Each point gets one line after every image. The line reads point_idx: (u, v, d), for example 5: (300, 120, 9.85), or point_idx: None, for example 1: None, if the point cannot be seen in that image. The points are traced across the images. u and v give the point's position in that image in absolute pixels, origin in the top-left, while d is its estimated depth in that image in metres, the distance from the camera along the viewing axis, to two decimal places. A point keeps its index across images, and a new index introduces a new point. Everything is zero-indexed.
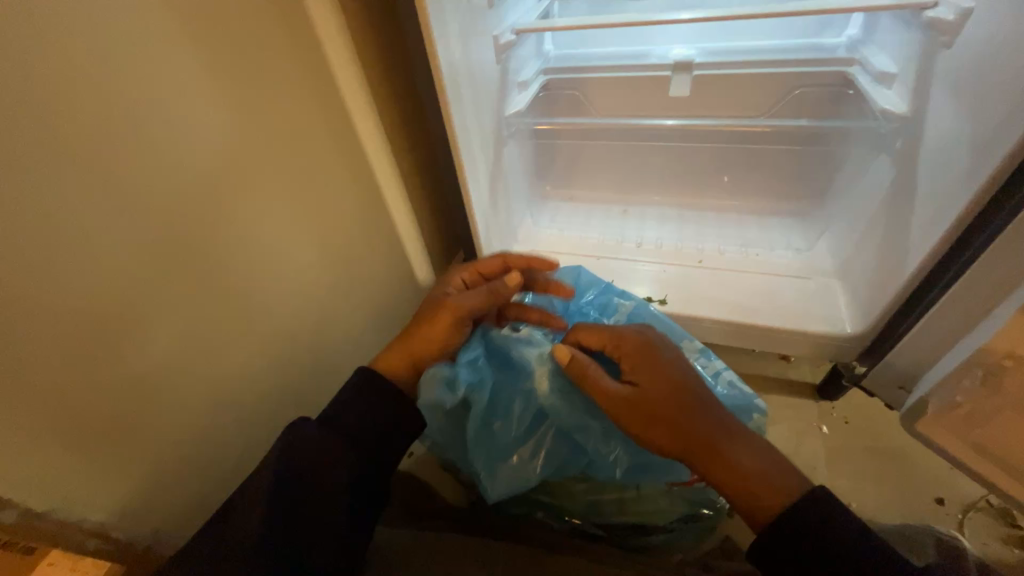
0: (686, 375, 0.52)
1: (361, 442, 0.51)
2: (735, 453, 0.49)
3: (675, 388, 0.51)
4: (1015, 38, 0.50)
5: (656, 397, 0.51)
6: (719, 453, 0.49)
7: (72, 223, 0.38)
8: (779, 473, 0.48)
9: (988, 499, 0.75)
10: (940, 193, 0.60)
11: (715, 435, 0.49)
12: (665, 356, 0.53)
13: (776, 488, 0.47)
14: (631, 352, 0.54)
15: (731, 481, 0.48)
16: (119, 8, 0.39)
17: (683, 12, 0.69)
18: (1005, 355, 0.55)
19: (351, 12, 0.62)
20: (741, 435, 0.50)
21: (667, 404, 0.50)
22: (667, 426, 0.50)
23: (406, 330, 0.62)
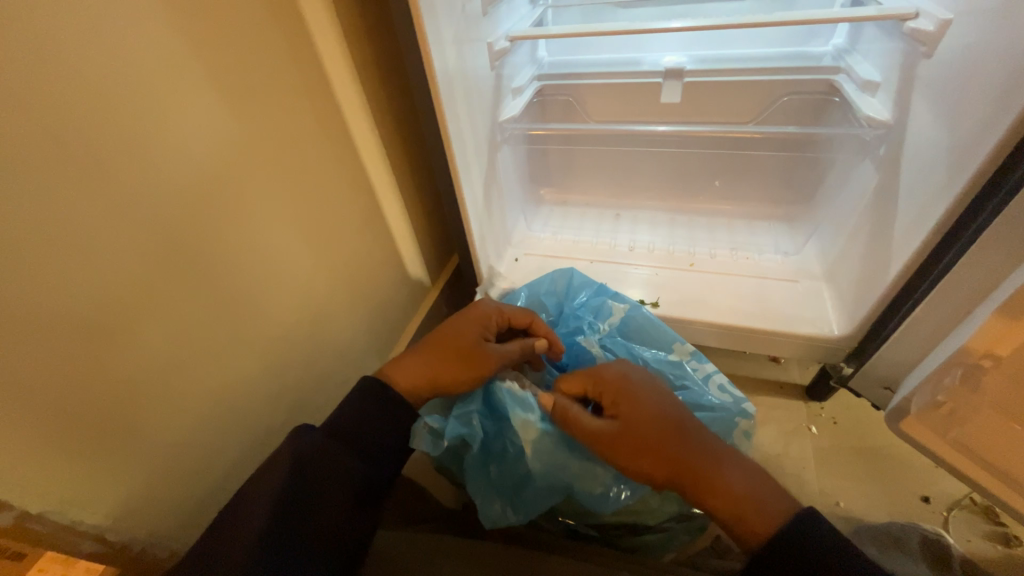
0: (665, 406, 0.53)
1: (363, 449, 0.52)
2: (719, 474, 0.49)
3: (653, 421, 0.52)
4: (990, 48, 0.51)
5: (636, 435, 0.51)
6: (704, 477, 0.49)
7: (70, 226, 0.39)
8: (763, 488, 0.48)
9: (971, 497, 0.77)
10: (922, 197, 0.61)
11: (698, 459, 0.50)
12: (642, 392, 0.54)
13: (760, 506, 0.46)
14: (611, 390, 0.55)
15: (717, 501, 0.48)
16: (120, 15, 0.40)
17: (673, 22, 0.71)
18: (983, 355, 0.56)
19: (348, 19, 0.63)
20: (725, 455, 0.50)
21: (647, 436, 0.51)
22: (650, 456, 0.50)
23: (429, 356, 0.60)
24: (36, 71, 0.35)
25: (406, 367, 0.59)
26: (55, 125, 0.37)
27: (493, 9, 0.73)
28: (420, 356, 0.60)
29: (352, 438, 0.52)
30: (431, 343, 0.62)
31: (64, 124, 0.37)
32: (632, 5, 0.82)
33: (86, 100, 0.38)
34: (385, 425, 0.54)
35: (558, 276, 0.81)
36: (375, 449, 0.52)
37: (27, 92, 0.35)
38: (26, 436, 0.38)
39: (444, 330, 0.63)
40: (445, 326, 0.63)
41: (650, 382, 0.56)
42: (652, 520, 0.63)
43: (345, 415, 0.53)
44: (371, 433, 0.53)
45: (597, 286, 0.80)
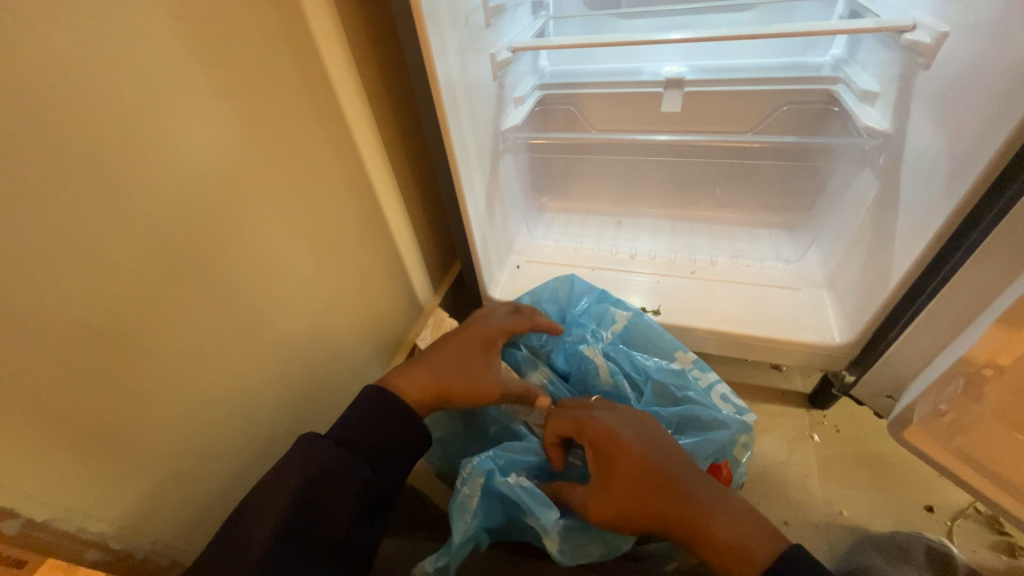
0: (651, 455, 0.52)
1: (375, 460, 0.51)
2: (711, 524, 0.47)
3: (639, 473, 0.50)
4: (987, 60, 0.52)
5: (620, 506, 0.49)
6: (694, 528, 0.47)
7: (79, 235, 0.39)
8: (757, 535, 0.46)
9: (976, 506, 0.76)
10: (922, 206, 0.62)
11: (686, 512, 0.48)
12: (627, 453, 0.51)
13: (752, 555, 0.45)
14: (597, 440, 0.54)
15: (709, 551, 0.47)
16: (130, 29, 0.41)
17: (673, 33, 0.72)
18: (985, 364, 0.57)
19: (352, 30, 0.64)
20: (717, 502, 0.49)
21: (634, 490, 0.49)
22: (636, 510, 0.49)
23: (439, 370, 0.60)
24: (47, 82, 0.36)
25: (417, 379, 0.59)
26: (66, 135, 0.37)
27: (495, 21, 0.75)
28: (429, 369, 0.60)
29: (361, 448, 0.51)
30: (439, 356, 0.62)
31: (74, 134, 0.38)
32: (632, 17, 0.83)
33: (97, 110, 0.39)
34: (395, 435, 0.53)
35: (560, 284, 0.81)
36: (384, 459, 0.52)
37: (39, 102, 0.36)
38: (32, 443, 0.39)
39: (450, 344, 0.63)
40: (452, 341, 0.64)
41: (637, 428, 0.54)
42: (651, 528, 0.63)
43: (355, 422, 0.52)
44: (380, 444, 0.52)
45: (599, 294, 0.80)
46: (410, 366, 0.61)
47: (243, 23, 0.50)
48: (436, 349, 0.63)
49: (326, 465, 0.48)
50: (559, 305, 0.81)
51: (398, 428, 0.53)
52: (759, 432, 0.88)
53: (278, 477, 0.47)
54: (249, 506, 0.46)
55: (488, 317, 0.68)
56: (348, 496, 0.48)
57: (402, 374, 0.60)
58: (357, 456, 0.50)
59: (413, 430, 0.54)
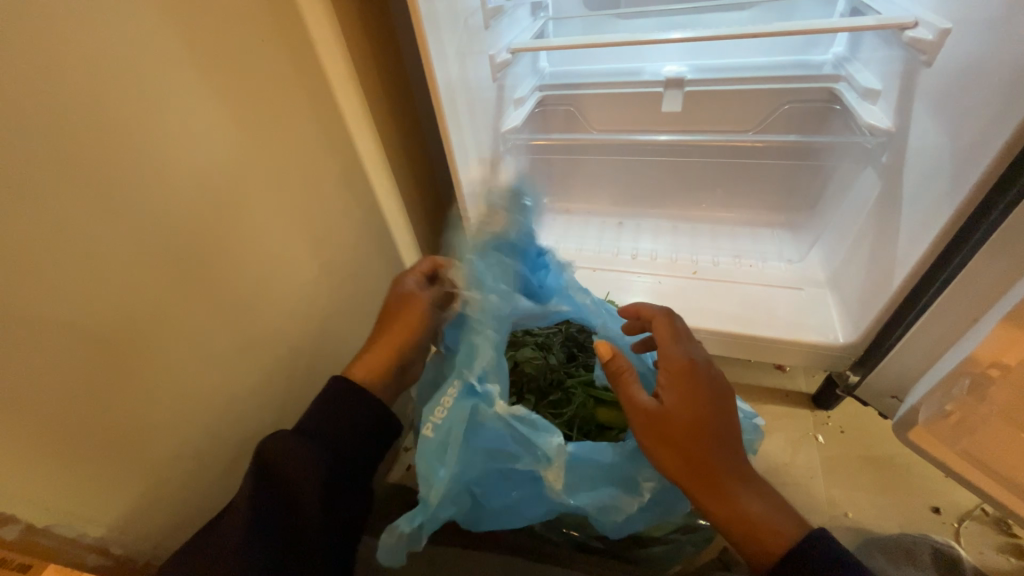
0: (724, 408, 0.49)
1: (343, 450, 0.51)
2: (745, 495, 0.47)
3: (707, 420, 0.48)
4: (991, 57, 0.52)
5: (682, 423, 0.48)
6: (729, 492, 0.47)
7: (80, 241, 0.39)
8: (783, 518, 0.47)
9: (983, 507, 0.75)
10: (925, 205, 0.61)
11: (730, 476, 0.48)
12: (714, 393, 0.49)
13: (771, 533, 0.46)
14: (671, 372, 0.50)
15: (732, 516, 0.47)
16: (128, 36, 0.41)
17: (674, 33, 0.72)
18: (990, 364, 0.56)
19: (352, 33, 0.64)
20: (754, 477, 0.49)
21: (694, 434, 0.47)
22: (686, 455, 0.47)
23: (379, 340, 0.62)
24: (46, 88, 0.36)
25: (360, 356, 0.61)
26: (64, 141, 0.37)
27: (494, 22, 0.75)
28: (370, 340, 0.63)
29: (329, 441, 0.51)
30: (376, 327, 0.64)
31: (74, 140, 0.38)
32: (633, 17, 0.83)
33: (96, 115, 0.39)
34: (361, 425, 0.53)
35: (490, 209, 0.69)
36: (356, 446, 0.52)
37: (40, 108, 0.36)
38: (34, 448, 0.39)
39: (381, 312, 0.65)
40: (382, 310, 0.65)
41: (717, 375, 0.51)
42: (654, 530, 0.63)
43: (319, 418, 0.52)
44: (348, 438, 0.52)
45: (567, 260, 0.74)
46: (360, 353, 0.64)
47: (241, 27, 0.51)
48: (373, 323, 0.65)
49: (296, 465, 0.48)
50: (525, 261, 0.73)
51: (362, 419, 0.53)
52: (763, 433, 0.88)
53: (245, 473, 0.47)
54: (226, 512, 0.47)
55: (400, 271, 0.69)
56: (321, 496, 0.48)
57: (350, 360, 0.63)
58: (326, 450, 0.50)
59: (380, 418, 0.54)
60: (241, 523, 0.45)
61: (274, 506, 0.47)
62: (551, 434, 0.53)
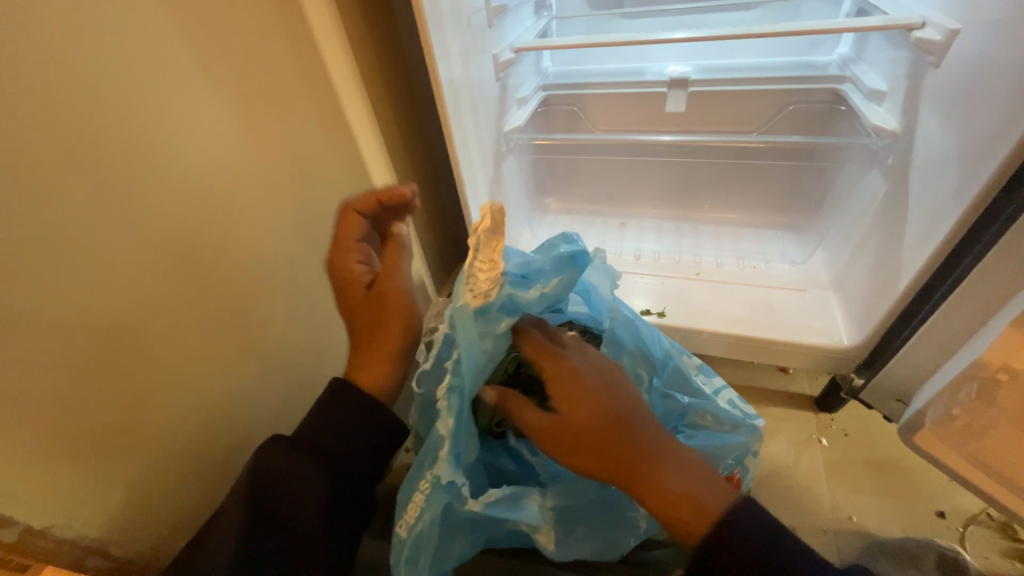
0: (616, 393, 0.46)
1: (337, 465, 0.49)
2: (668, 472, 0.42)
3: (601, 410, 0.44)
4: (999, 57, 0.51)
5: (579, 423, 0.44)
6: (649, 475, 0.42)
7: (82, 241, 0.39)
8: (711, 488, 0.41)
9: (988, 512, 0.75)
10: (932, 206, 0.61)
11: (646, 459, 0.42)
12: (600, 383, 0.46)
13: (704, 507, 0.40)
14: (554, 374, 0.47)
15: (660, 502, 0.41)
16: (130, 34, 0.41)
17: (678, 33, 0.71)
18: (999, 368, 0.55)
19: (355, 32, 0.64)
20: (675, 453, 0.43)
21: (592, 432, 0.44)
22: (594, 453, 0.43)
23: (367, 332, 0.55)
24: (49, 85, 0.36)
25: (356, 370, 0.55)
26: (67, 138, 0.37)
27: (498, 21, 0.74)
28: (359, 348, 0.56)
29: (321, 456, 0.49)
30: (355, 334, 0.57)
31: (77, 137, 0.38)
32: (637, 17, 0.83)
33: (98, 111, 0.39)
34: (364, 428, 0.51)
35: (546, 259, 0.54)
36: (360, 449, 0.51)
37: (43, 105, 0.35)
38: (35, 449, 0.38)
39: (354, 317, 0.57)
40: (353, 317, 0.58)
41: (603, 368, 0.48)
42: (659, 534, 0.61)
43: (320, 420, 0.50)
44: (348, 441, 0.50)
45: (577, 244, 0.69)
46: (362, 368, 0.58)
47: (244, 24, 0.50)
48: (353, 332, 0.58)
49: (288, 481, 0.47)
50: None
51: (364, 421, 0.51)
52: (766, 435, 0.87)
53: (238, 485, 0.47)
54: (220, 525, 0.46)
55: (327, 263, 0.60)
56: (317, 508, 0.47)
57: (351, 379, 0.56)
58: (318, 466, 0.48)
59: (375, 430, 0.52)
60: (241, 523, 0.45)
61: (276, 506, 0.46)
62: (531, 502, 0.51)
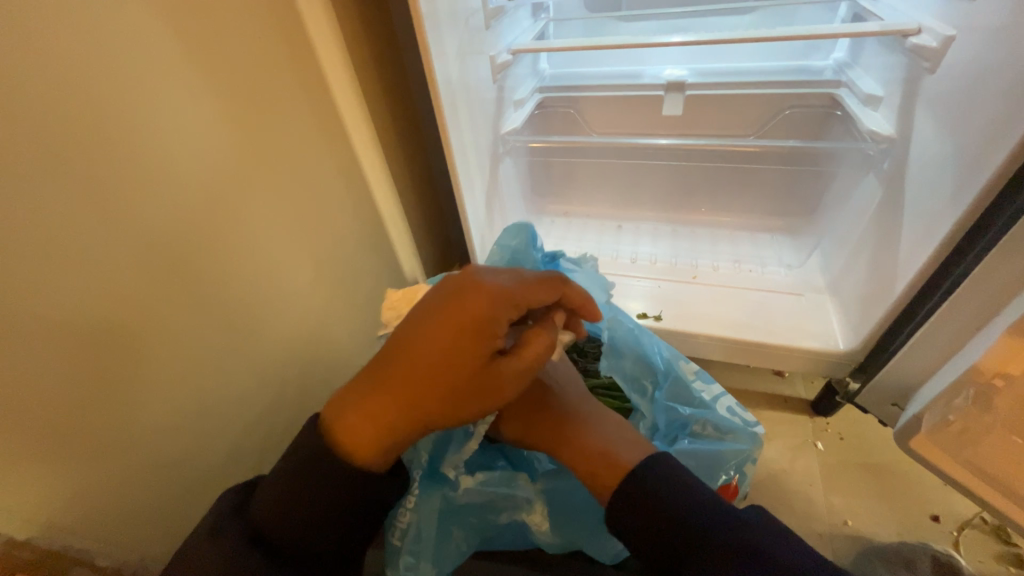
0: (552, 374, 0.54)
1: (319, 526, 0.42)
2: (588, 435, 0.48)
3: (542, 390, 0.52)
4: (995, 64, 0.51)
5: (522, 397, 0.52)
6: (567, 436, 0.48)
7: (70, 245, 0.38)
8: (624, 445, 0.46)
9: (982, 516, 0.75)
10: (928, 212, 0.61)
11: (567, 425, 0.49)
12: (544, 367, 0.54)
13: (613, 463, 0.43)
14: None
15: (575, 459, 0.46)
16: (122, 33, 0.40)
17: (676, 36, 0.71)
18: (995, 374, 0.56)
19: (351, 32, 0.63)
20: (595, 421, 0.49)
21: (524, 403, 0.52)
22: (525, 419, 0.51)
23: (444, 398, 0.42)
24: (39, 85, 0.35)
25: (375, 446, 0.42)
26: (57, 140, 0.36)
27: (495, 23, 0.74)
28: (400, 408, 0.42)
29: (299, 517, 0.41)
30: (402, 392, 0.42)
31: (66, 138, 0.37)
32: (634, 19, 0.83)
33: (89, 113, 0.38)
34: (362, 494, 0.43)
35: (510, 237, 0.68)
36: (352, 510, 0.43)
37: (33, 106, 0.35)
38: (22, 459, 0.38)
39: (410, 354, 0.42)
40: (408, 353, 0.42)
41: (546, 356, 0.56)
42: None
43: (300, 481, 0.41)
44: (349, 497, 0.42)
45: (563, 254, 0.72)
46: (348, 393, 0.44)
47: (237, 23, 0.49)
48: (387, 364, 0.43)
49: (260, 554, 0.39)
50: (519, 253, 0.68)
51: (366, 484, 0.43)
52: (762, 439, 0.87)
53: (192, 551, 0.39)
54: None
55: (501, 300, 0.42)
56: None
57: (347, 423, 0.42)
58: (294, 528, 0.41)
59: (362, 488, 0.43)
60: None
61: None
62: (520, 481, 0.53)
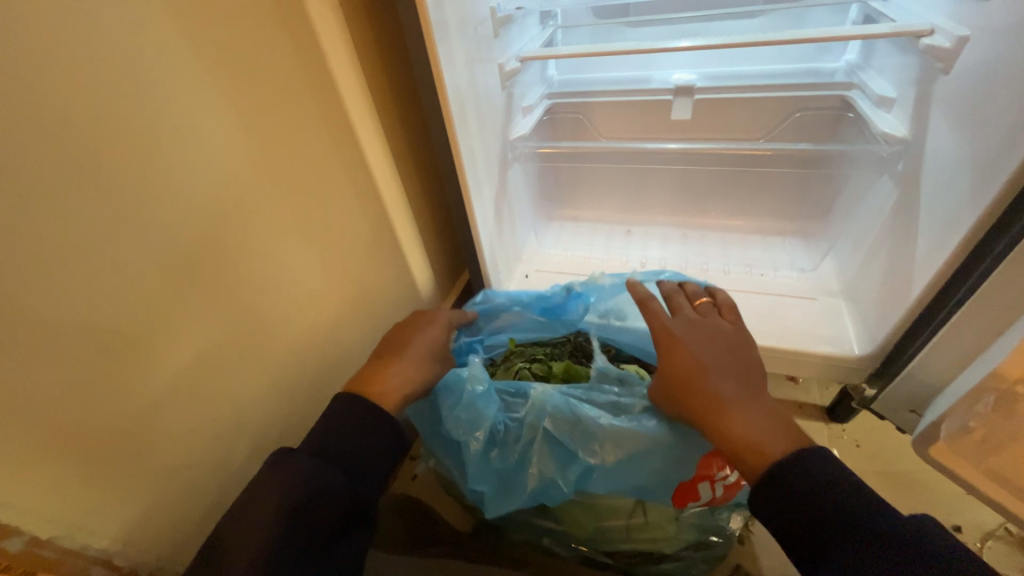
0: (717, 346, 0.53)
1: (349, 467, 0.51)
2: (741, 423, 0.47)
3: (697, 371, 0.51)
4: (1011, 64, 0.51)
5: (677, 373, 0.52)
6: (719, 423, 0.48)
7: (90, 253, 0.40)
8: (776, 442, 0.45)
9: (1006, 527, 0.73)
10: (944, 215, 0.60)
11: (719, 406, 0.48)
12: (696, 341, 0.53)
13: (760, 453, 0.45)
14: (656, 331, 0.56)
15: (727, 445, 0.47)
16: (141, 51, 0.41)
17: (684, 41, 0.71)
18: (1016, 380, 0.54)
19: (362, 42, 0.65)
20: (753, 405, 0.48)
21: (675, 375, 0.52)
22: (682, 396, 0.51)
23: (407, 360, 0.61)
24: (57, 97, 0.36)
25: (386, 389, 0.57)
26: (74, 150, 0.38)
27: (504, 31, 0.75)
28: (385, 365, 0.59)
29: (336, 459, 0.50)
30: (417, 360, 0.61)
31: (85, 151, 0.38)
32: (642, 25, 0.83)
33: (105, 122, 0.40)
34: (372, 445, 0.53)
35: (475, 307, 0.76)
36: (362, 467, 0.51)
37: (51, 118, 0.36)
38: (41, 459, 0.39)
39: (416, 339, 0.64)
40: (412, 337, 0.64)
41: (711, 329, 0.55)
42: (667, 548, 0.62)
43: (332, 429, 0.52)
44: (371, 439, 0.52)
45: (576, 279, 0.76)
46: (367, 370, 0.59)
47: (253, 35, 0.51)
48: (397, 347, 0.62)
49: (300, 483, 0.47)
50: (541, 302, 0.74)
51: (370, 440, 0.52)
52: None
53: (252, 493, 0.47)
54: (225, 538, 0.46)
55: (443, 313, 0.70)
56: (335, 506, 0.48)
57: (377, 381, 0.57)
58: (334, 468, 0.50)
59: (382, 436, 0.53)
60: (254, 541, 0.45)
61: (288, 529, 0.46)
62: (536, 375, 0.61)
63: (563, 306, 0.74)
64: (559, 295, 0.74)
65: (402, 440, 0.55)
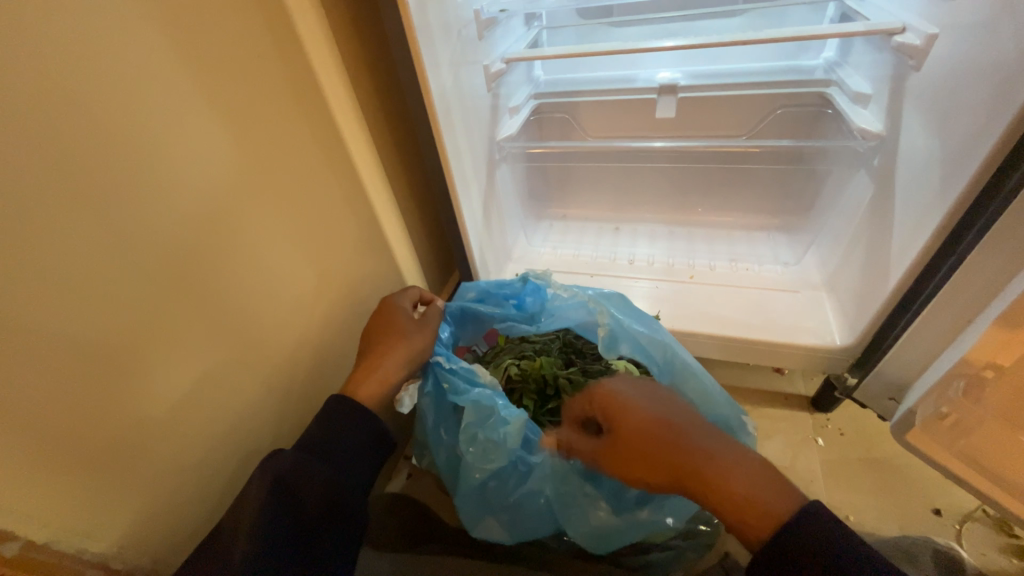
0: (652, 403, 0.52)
1: (340, 464, 0.52)
2: (718, 476, 0.45)
3: (652, 434, 0.49)
4: (979, 60, 0.52)
5: (639, 439, 0.50)
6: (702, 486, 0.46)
7: (80, 261, 0.40)
8: (772, 491, 0.44)
9: (984, 508, 0.75)
10: (917, 208, 0.62)
11: (690, 451, 0.47)
12: (635, 401, 0.52)
13: (768, 509, 0.43)
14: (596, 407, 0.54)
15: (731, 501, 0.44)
16: (126, 60, 0.42)
17: (667, 40, 0.72)
18: (984, 366, 0.57)
19: (346, 46, 0.65)
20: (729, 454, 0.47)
21: (645, 446, 0.49)
22: (650, 466, 0.49)
23: (368, 360, 0.61)
24: (47, 107, 0.37)
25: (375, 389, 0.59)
26: (63, 158, 0.38)
27: (488, 32, 0.75)
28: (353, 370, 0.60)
29: (328, 457, 0.52)
30: (375, 356, 0.61)
31: (72, 161, 0.39)
32: (625, 24, 0.84)
33: (94, 131, 0.40)
34: (363, 442, 0.54)
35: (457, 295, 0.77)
36: (355, 463, 0.53)
37: (42, 129, 0.37)
38: (35, 465, 0.39)
39: (378, 329, 0.63)
40: (372, 331, 0.64)
41: (641, 388, 0.54)
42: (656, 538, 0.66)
43: (325, 428, 0.53)
44: (362, 437, 0.54)
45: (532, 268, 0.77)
46: (369, 354, 0.61)
47: (236, 40, 0.51)
48: (408, 337, 0.63)
49: (294, 479, 0.49)
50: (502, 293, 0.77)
51: (364, 437, 0.54)
52: (762, 437, 0.87)
53: (248, 491, 0.49)
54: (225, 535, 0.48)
55: (395, 295, 0.68)
56: (326, 500, 0.49)
57: (382, 370, 0.60)
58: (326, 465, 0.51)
59: (371, 434, 0.55)
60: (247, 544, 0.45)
61: (282, 526, 0.47)
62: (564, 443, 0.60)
63: (524, 298, 0.76)
64: (516, 284, 0.76)
65: (392, 436, 0.57)
